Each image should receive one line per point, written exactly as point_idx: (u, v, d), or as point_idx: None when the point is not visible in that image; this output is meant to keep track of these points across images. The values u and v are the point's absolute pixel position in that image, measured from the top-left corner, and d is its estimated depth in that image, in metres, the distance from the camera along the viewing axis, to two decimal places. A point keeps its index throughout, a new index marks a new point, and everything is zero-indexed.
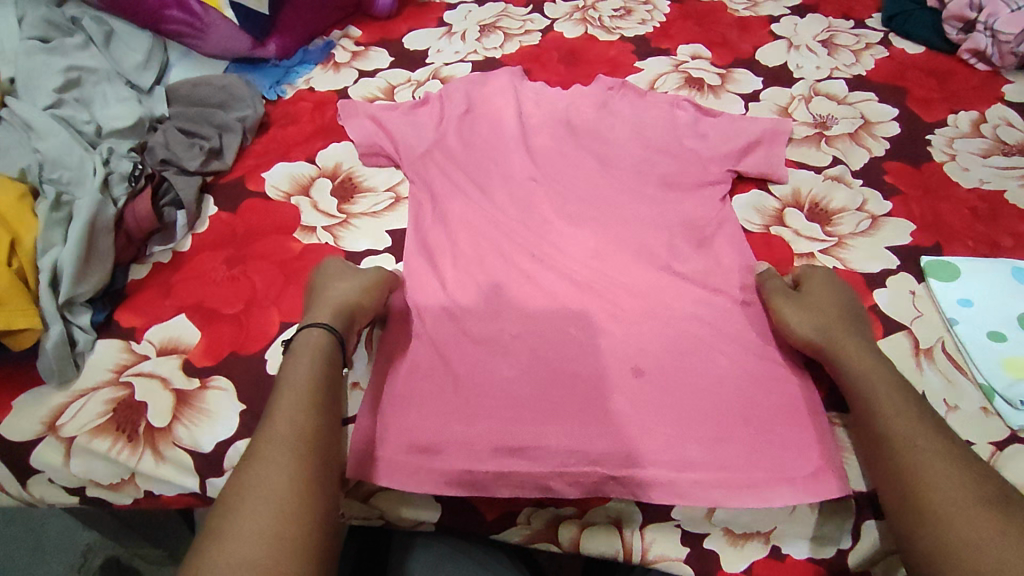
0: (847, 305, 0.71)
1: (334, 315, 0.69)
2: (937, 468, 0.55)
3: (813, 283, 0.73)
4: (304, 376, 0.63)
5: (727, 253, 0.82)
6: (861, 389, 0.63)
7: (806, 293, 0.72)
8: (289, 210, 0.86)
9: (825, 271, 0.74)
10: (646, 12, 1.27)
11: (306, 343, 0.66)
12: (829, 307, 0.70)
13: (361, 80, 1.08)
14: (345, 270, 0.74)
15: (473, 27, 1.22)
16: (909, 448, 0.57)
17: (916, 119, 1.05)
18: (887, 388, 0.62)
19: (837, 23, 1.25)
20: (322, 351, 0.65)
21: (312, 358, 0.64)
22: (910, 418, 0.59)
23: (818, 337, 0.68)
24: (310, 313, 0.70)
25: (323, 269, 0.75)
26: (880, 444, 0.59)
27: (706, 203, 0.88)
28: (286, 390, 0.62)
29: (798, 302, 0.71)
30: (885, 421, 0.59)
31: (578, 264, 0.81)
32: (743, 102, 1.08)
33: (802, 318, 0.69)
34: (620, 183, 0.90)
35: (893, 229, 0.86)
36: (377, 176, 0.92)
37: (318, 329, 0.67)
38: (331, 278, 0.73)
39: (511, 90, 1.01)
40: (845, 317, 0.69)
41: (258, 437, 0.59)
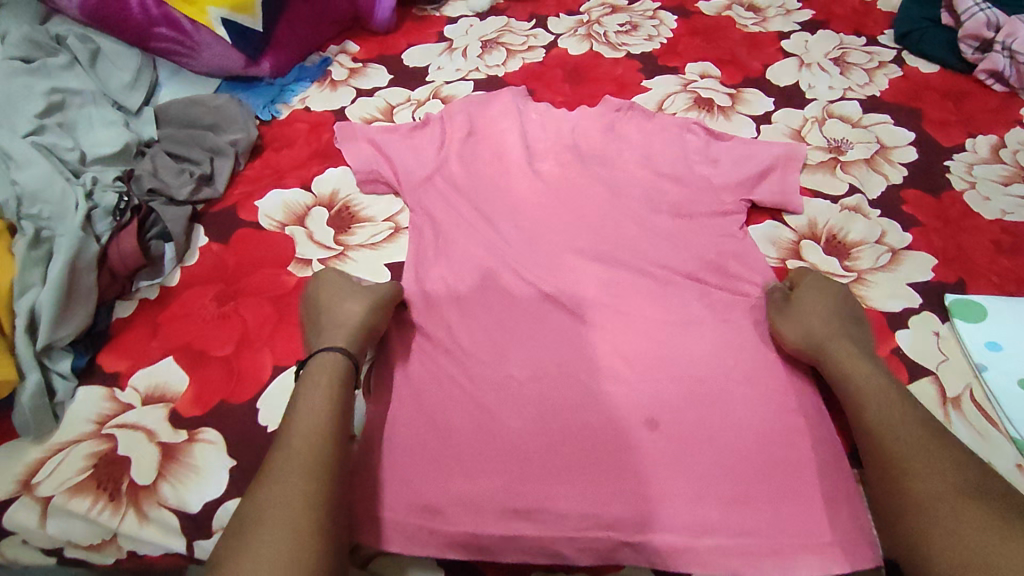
0: (842, 310, 0.72)
1: (348, 337, 0.67)
2: (930, 474, 0.56)
3: (807, 291, 0.74)
4: (320, 391, 0.62)
5: (741, 290, 0.79)
6: (855, 396, 0.64)
7: (800, 301, 0.74)
8: (284, 241, 0.82)
9: (820, 277, 0.76)
10: (652, 27, 1.23)
11: (319, 367, 0.64)
12: (821, 314, 0.71)
13: (359, 99, 1.04)
14: (354, 291, 0.72)
15: (474, 42, 1.18)
16: (904, 455, 0.58)
17: (934, 143, 1.01)
18: (882, 396, 0.63)
19: (849, 40, 1.22)
20: (339, 374, 0.64)
21: (328, 380, 0.63)
22: (903, 423, 0.60)
23: (810, 346, 0.69)
24: (322, 336, 0.68)
25: (328, 287, 0.73)
26: (875, 451, 0.60)
27: (720, 235, 0.85)
28: (299, 405, 0.60)
29: (793, 312, 0.73)
30: (879, 428, 0.61)
31: (587, 302, 0.77)
32: (754, 124, 1.05)
33: (796, 327, 0.71)
34: (629, 212, 0.87)
35: (912, 264, 0.83)
36: (376, 205, 0.88)
37: (333, 353, 0.65)
38: (341, 298, 0.71)
39: (515, 111, 0.97)
40: (831, 323, 0.70)
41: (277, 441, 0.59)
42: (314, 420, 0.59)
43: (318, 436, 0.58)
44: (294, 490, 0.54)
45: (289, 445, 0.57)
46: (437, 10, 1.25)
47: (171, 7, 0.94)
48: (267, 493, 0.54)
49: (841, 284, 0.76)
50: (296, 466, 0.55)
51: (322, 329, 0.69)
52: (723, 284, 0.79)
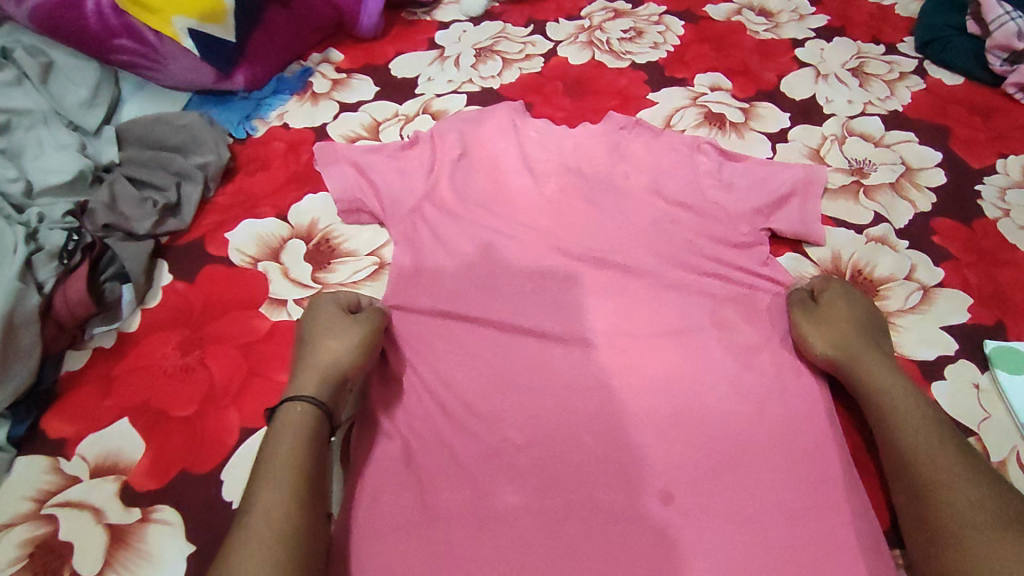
0: (865, 319, 0.68)
1: (323, 384, 0.60)
2: (959, 493, 0.53)
3: (830, 295, 0.71)
4: (291, 447, 0.54)
5: (762, 333, 0.71)
6: (880, 408, 0.61)
7: (823, 304, 0.70)
8: (257, 279, 0.74)
9: (841, 283, 0.72)
10: (658, 34, 1.15)
11: (290, 417, 0.57)
12: (846, 324, 0.67)
13: (342, 115, 0.96)
14: (334, 325, 0.65)
15: (467, 50, 1.10)
16: (932, 474, 0.55)
17: (963, 164, 0.94)
18: (910, 405, 0.59)
19: (868, 49, 1.14)
20: (311, 428, 0.56)
21: (298, 424, 0.56)
22: (931, 438, 0.57)
23: (835, 354, 0.66)
24: (294, 380, 0.61)
25: (314, 320, 0.66)
26: (901, 468, 0.57)
27: (738, 268, 0.77)
28: (272, 444, 0.55)
29: (815, 319, 0.69)
30: (906, 443, 0.58)
31: (592, 351, 0.70)
32: (770, 143, 0.97)
33: (821, 335, 0.67)
34: (638, 243, 0.79)
35: (946, 304, 0.76)
36: (359, 237, 0.81)
37: (303, 404, 0.57)
38: (319, 334, 0.64)
39: (511, 129, 0.89)
40: (857, 332, 0.67)
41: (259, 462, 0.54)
42: (286, 479, 0.52)
43: (286, 508, 0.51)
44: (259, 558, 0.47)
45: (258, 501, 0.51)
46: (427, 14, 1.16)
47: (133, 17, 0.85)
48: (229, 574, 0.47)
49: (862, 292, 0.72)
50: (267, 522, 0.49)
51: (297, 369, 0.62)
52: (742, 327, 0.72)
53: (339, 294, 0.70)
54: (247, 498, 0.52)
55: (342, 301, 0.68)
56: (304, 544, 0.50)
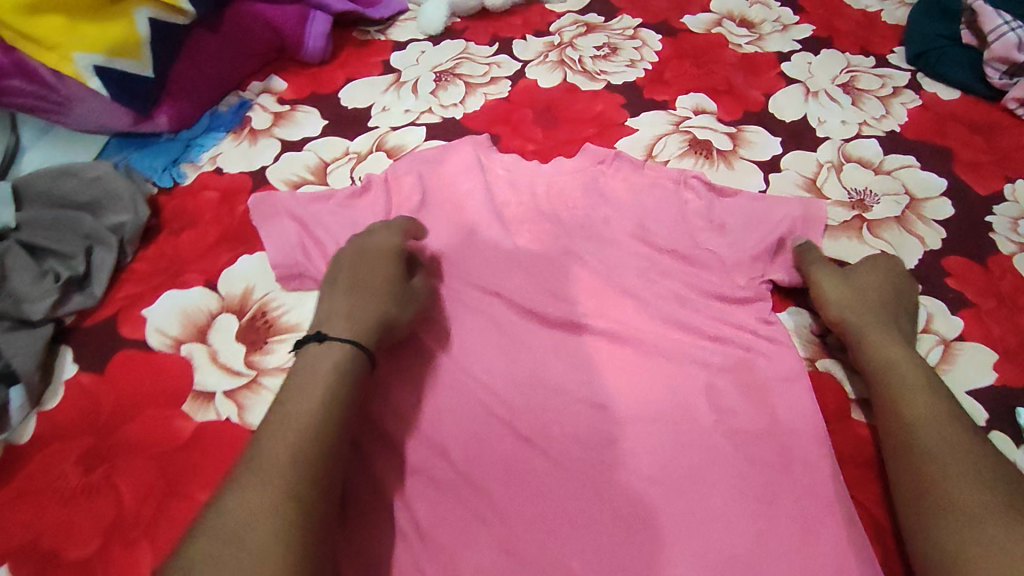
0: (891, 294, 0.69)
1: (360, 326, 0.59)
2: (954, 462, 0.53)
3: (865, 269, 0.71)
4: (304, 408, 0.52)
5: (767, 410, 0.63)
6: (885, 380, 0.61)
7: (852, 273, 0.71)
8: (181, 367, 0.62)
9: (881, 259, 0.72)
10: (634, 50, 1.07)
11: (319, 358, 0.55)
12: (871, 293, 0.68)
13: (284, 155, 0.85)
14: (386, 269, 0.65)
15: (426, 75, 1.00)
16: (931, 444, 0.54)
17: (970, 193, 0.86)
18: (914, 380, 0.59)
19: (857, 60, 1.07)
20: (331, 376, 0.54)
21: (339, 382, 0.55)
22: (938, 411, 0.56)
23: (852, 317, 0.67)
24: (350, 312, 0.60)
25: (363, 259, 0.66)
26: (903, 436, 0.57)
27: (738, 329, 0.69)
28: (304, 395, 0.53)
29: (842, 281, 0.70)
30: (907, 415, 0.57)
31: (577, 440, 0.61)
32: (762, 173, 0.89)
33: (842, 296, 0.68)
34: (623, 302, 0.71)
35: (970, 361, 0.69)
36: (302, 306, 0.68)
37: (340, 348, 0.56)
38: (377, 274, 0.64)
39: (477, 169, 0.82)
40: (879, 302, 0.67)
41: (285, 411, 0.52)
42: (273, 449, 0.49)
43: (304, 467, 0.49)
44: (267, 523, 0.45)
45: (270, 456, 0.49)
46: (382, 33, 1.08)
47: (23, 53, 0.75)
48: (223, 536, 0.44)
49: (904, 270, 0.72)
50: (275, 480, 0.47)
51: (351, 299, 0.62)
52: (745, 405, 0.63)
53: (398, 244, 0.68)
54: (267, 440, 0.50)
55: (400, 261, 0.66)
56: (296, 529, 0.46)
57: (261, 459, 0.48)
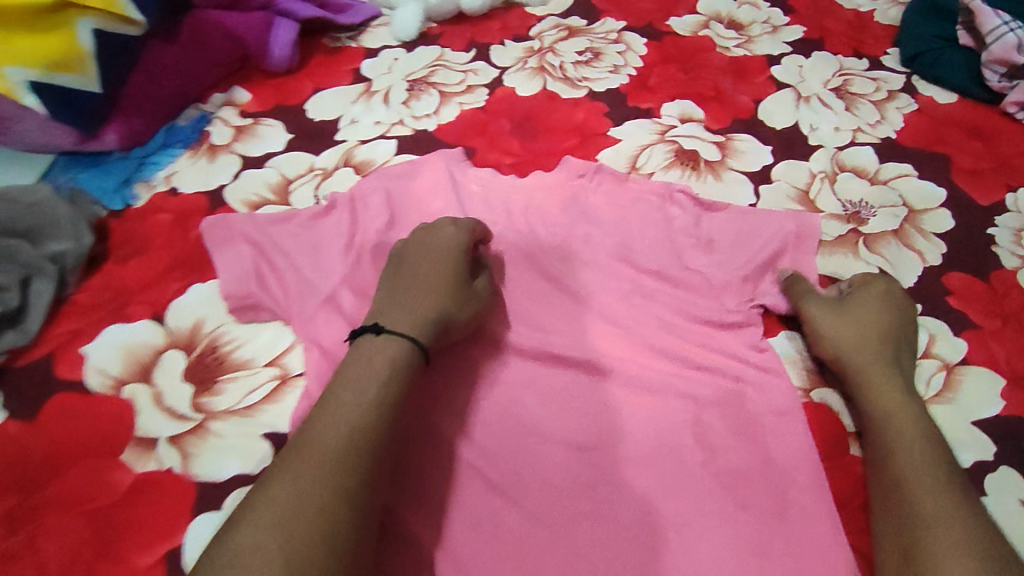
0: (892, 326, 0.64)
1: (419, 322, 0.57)
2: (929, 499, 0.51)
3: (861, 295, 0.66)
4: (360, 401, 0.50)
5: (757, 449, 0.58)
6: (875, 426, 0.57)
7: (849, 302, 0.66)
8: (121, 410, 0.58)
9: (880, 287, 0.67)
10: (617, 55, 1.02)
11: (378, 351, 0.54)
12: (869, 325, 0.63)
13: (244, 173, 0.80)
14: (442, 256, 0.62)
15: (399, 83, 0.95)
16: (916, 500, 0.51)
17: (971, 203, 0.82)
18: (905, 427, 0.56)
19: (850, 63, 1.02)
20: (388, 372, 0.52)
21: (386, 371, 0.53)
22: (927, 465, 0.53)
23: (847, 356, 0.62)
24: (405, 305, 0.58)
25: (421, 247, 0.63)
26: (889, 488, 0.53)
27: (725, 358, 0.65)
28: (351, 384, 0.51)
29: (837, 311, 0.65)
30: (896, 465, 0.54)
31: (551, 488, 0.57)
32: (752, 185, 0.84)
33: (837, 329, 0.64)
34: (603, 331, 0.67)
35: (975, 388, 0.64)
36: (257, 339, 0.64)
37: (399, 343, 0.54)
38: (435, 264, 0.62)
39: (449, 186, 0.77)
40: (877, 336, 0.62)
41: (334, 399, 0.50)
42: (328, 439, 0.47)
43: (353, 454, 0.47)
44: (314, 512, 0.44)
45: (317, 445, 0.47)
46: (353, 39, 1.02)
47: None
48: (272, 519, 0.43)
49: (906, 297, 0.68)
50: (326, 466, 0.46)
51: (410, 292, 0.59)
52: (735, 442, 0.59)
53: (465, 243, 0.64)
54: (313, 425, 0.49)
55: (465, 261, 0.63)
56: (339, 532, 0.44)
57: (306, 446, 0.47)
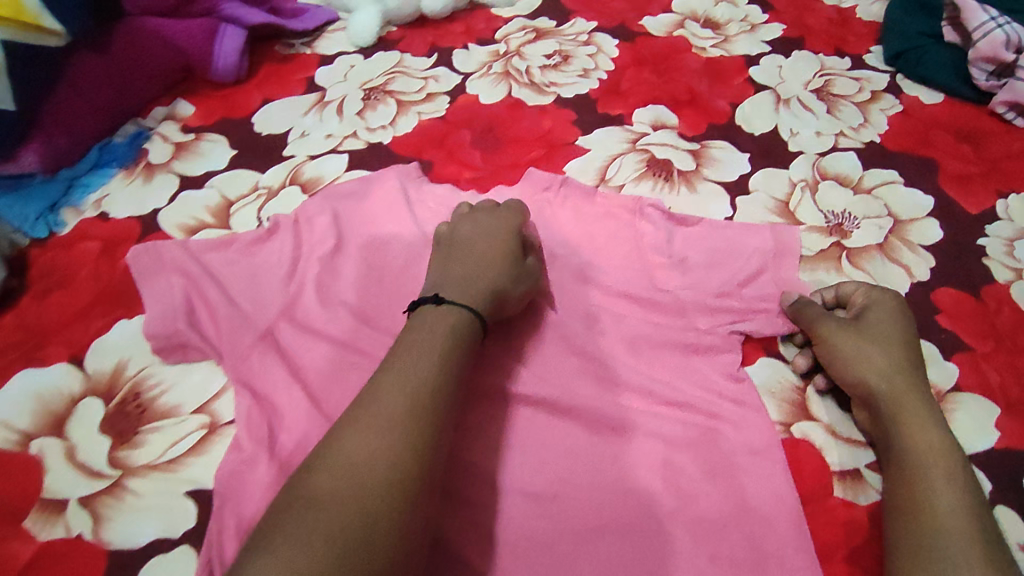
0: (909, 345, 0.60)
1: (477, 293, 0.57)
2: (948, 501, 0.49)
3: (875, 312, 0.62)
4: (424, 363, 0.49)
5: (728, 495, 0.54)
6: (893, 423, 0.55)
7: (863, 320, 0.61)
8: (28, 469, 0.52)
9: (892, 304, 0.62)
10: (587, 57, 0.96)
11: (439, 319, 0.53)
12: (886, 343, 0.59)
13: (181, 194, 0.74)
14: (493, 232, 0.63)
15: (353, 92, 0.89)
16: (936, 499, 0.50)
17: (960, 211, 0.77)
18: (924, 430, 0.53)
19: (832, 62, 0.97)
20: (452, 333, 0.52)
21: (449, 331, 0.53)
22: (944, 467, 0.51)
23: (866, 376, 0.57)
24: (463, 276, 0.59)
25: (475, 222, 0.64)
26: (907, 483, 0.52)
27: (696, 392, 0.60)
28: (417, 343, 0.51)
29: (852, 328, 0.61)
30: (916, 462, 0.52)
31: (509, 543, 0.53)
32: (729, 196, 0.79)
33: (852, 347, 0.59)
34: (568, 361, 0.62)
35: (967, 420, 0.60)
36: (185, 383, 0.58)
37: (461, 311, 0.54)
38: (488, 239, 0.62)
39: (404, 204, 0.72)
40: (894, 353, 0.58)
41: (401, 354, 0.50)
42: (394, 393, 0.47)
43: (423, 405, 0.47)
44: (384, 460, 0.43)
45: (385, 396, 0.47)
46: (307, 46, 0.96)
47: None
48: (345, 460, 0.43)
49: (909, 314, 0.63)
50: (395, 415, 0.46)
51: (466, 264, 0.60)
52: (704, 489, 0.55)
53: (517, 225, 0.65)
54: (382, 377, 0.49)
55: (517, 238, 0.64)
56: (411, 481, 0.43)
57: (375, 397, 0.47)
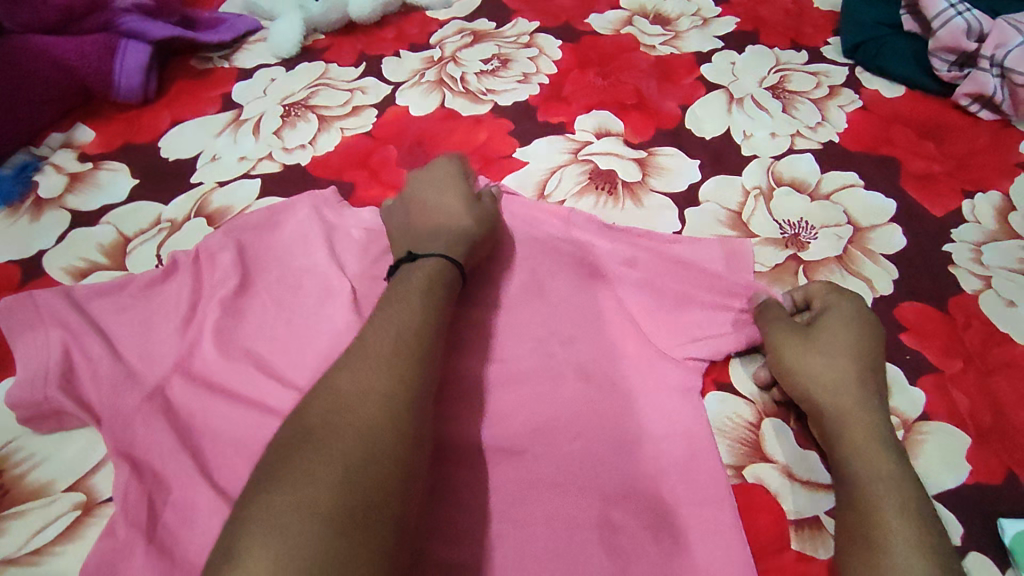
0: (864, 349, 0.55)
1: (442, 245, 0.58)
2: (878, 467, 0.48)
3: (832, 318, 0.57)
4: (410, 312, 0.50)
5: (667, 557, 0.50)
6: (829, 411, 0.52)
7: (814, 332, 0.57)
8: None
9: (849, 307, 0.58)
10: (528, 60, 0.89)
11: (413, 272, 0.54)
12: (839, 354, 0.55)
13: (72, 234, 0.68)
14: (451, 190, 0.64)
15: (272, 108, 0.81)
16: (868, 463, 0.49)
17: (924, 215, 0.72)
18: (857, 402, 0.52)
19: (788, 57, 0.91)
20: (429, 286, 0.53)
21: (421, 285, 0.53)
22: (872, 440, 0.50)
23: (813, 392, 0.53)
24: (428, 236, 0.59)
25: (433, 186, 0.65)
26: (843, 452, 0.50)
27: (633, 439, 0.55)
28: (394, 296, 0.52)
29: (801, 339, 0.56)
30: (848, 436, 0.51)
31: None
32: (677, 209, 0.73)
33: (805, 361, 0.55)
34: (494, 405, 0.56)
35: (936, 451, 0.55)
36: (58, 458, 0.54)
37: (435, 261, 0.55)
38: (449, 197, 0.64)
39: (318, 232, 0.64)
40: (847, 361, 0.54)
41: (384, 307, 0.51)
42: (384, 340, 0.47)
43: (407, 346, 0.47)
44: (378, 395, 0.43)
45: (372, 342, 0.47)
46: (225, 59, 0.88)
47: None
48: (336, 394, 0.43)
49: (875, 317, 0.59)
50: (384, 356, 0.46)
51: (432, 224, 0.61)
52: (644, 550, 0.50)
53: (469, 186, 0.66)
54: (369, 325, 0.49)
55: (472, 192, 0.65)
56: (410, 418, 0.44)
57: (361, 341, 0.47)
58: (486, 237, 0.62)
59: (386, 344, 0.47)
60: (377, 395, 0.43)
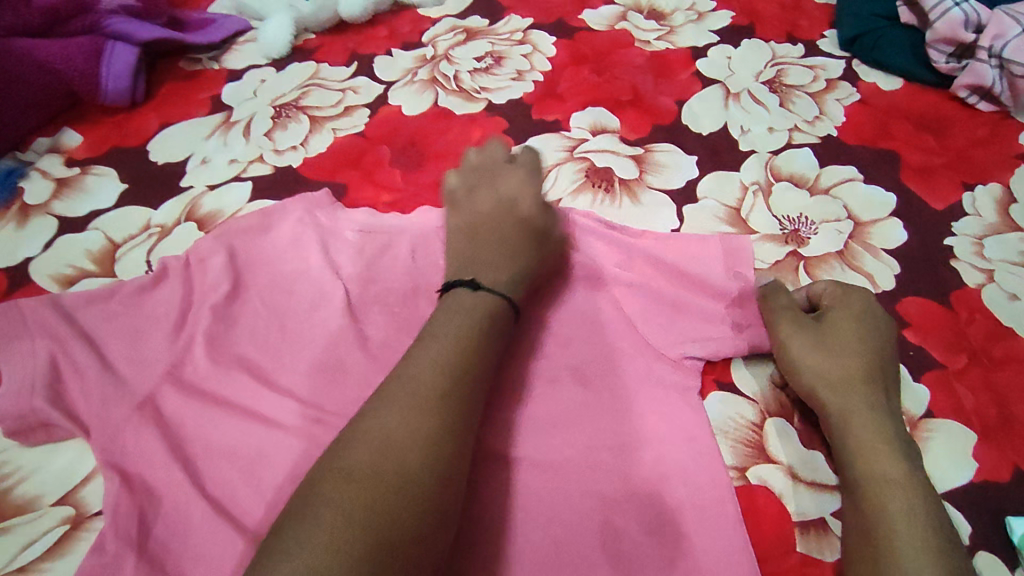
0: (874, 347, 0.54)
1: (505, 276, 0.55)
2: (885, 469, 0.47)
3: (840, 315, 0.56)
4: (451, 339, 0.48)
5: (669, 560, 0.49)
6: (834, 408, 0.52)
7: (823, 327, 0.56)
8: None
9: (858, 301, 0.57)
10: (522, 57, 0.88)
11: (471, 306, 0.51)
12: (847, 350, 0.54)
13: (59, 241, 0.67)
14: (501, 203, 0.61)
15: (263, 110, 0.80)
16: (875, 464, 0.48)
17: (924, 209, 0.71)
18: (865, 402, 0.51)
19: (785, 50, 0.90)
20: (484, 323, 0.50)
21: (472, 322, 0.50)
22: (880, 441, 0.49)
23: (820, 387, 0.53)
24: (481, 259, 0.56)
25: (481, 198, 0.62)
26: (850, 453, 0.50)
27: (633, 441, 0.54)
28: (439, 323, 0.50)
29: (808, 333, 0.55)
30: (856, 436, 0.50)
31: None
32: (675, 206, 0.72)
33: (812, 356, 0.54)
34: (492, 410, 0.55)
35: (942, 449, 0.54)
36: (47, 470, 0.53)
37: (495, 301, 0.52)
38: (504, 211, 0.60)
39: (311, 235, 0.63)
40: (855, 358, 0.53)
41: (428, 334, 0.49)
42: (426, 373, 0.46)
43: (448, 380, 0.46)
44: (414, 433, 0.42)
45: (413, 373, 0.46)
46: (213, 60, 0.86)
47: None
48: (375, 430, 0.42)
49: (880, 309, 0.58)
50: (426, 390, 0.45)
51: (481, 243, 0.58)
52: (645, 554, 0.49)
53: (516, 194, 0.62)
54: (411, 354, 0.48)
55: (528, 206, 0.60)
56: (447, 459, 0.43)
57: (404, 373, 0.46)
58: (542, 261, 0.58)
59: (428, 377, 0.45)
60: (415, 433, 0.42)
